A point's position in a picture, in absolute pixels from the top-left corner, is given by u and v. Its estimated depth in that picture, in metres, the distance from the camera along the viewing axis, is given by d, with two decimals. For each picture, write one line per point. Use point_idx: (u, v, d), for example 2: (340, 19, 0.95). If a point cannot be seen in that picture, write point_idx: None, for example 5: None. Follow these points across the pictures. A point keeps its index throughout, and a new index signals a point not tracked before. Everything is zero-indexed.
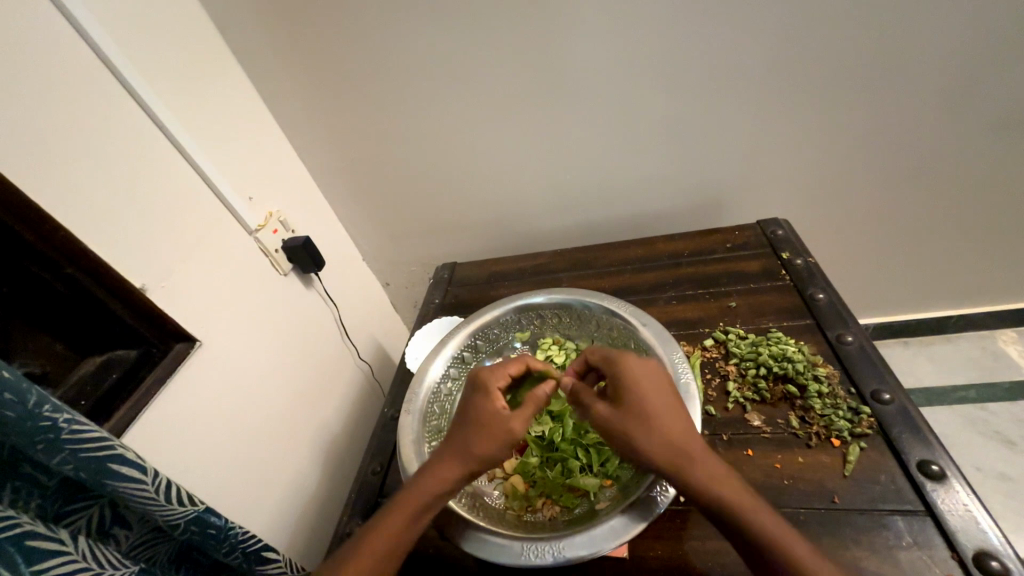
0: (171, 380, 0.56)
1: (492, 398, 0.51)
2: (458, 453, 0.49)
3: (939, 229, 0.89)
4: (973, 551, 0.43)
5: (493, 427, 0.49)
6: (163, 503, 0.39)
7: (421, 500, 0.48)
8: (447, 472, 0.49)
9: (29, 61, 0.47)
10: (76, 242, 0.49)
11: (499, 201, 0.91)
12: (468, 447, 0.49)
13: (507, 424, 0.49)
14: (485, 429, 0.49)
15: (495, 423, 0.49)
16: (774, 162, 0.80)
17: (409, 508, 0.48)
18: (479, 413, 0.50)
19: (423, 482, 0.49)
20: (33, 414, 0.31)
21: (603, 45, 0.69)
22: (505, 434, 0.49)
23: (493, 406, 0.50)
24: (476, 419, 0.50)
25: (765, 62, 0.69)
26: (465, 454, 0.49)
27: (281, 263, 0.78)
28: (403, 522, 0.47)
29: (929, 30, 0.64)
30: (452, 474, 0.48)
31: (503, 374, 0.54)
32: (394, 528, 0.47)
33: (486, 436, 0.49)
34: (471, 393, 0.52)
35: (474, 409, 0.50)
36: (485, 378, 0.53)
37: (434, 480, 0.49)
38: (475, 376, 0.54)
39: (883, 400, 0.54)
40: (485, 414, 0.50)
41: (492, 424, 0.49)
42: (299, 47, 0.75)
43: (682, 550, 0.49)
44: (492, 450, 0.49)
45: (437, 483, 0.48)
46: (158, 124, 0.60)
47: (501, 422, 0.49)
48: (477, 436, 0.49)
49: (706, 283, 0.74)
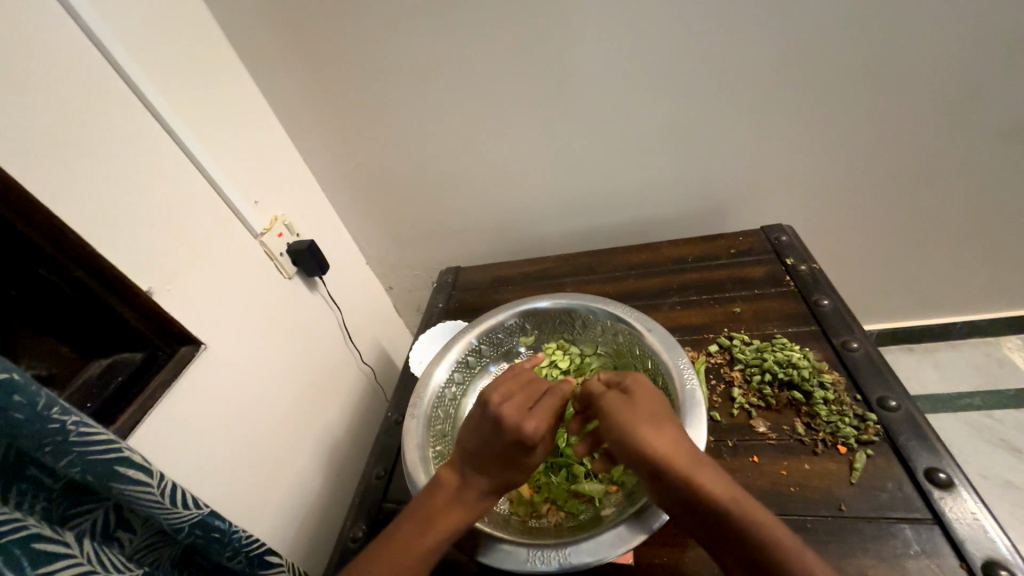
0: (176, 383, 0.56)
1: (533, 446, 0.49)
2: (491, 484, 0.50)
3: (944, 236, 0.89)
4: (982, 560, 0.43)
5: (526, 461, 0.50)
6: (167, 506, 0.39)
7: (453, 528, 0.48)
8: (480, 500, 0.49)
9: (40, 65, 0.48)
10: (83, 245, 0.49)
11: (503, 205, 0.91)
12: (501, 477, 0.50)
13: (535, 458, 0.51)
14: (518, 464, 0.49)
15: (528, 461, 0.50)
16: (778, 168, 0.80)
17: (441, 534, 0.48)
18: (515, 453, 0.49)
19: (456, 511, 0.49)
20: (43, 417, 0.32)
21: (607, 51, 0.70)
22: (533, 462, 0.51)
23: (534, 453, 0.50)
24: (512, 458, 0.49)
25: (769, 68, 0.69)
26: (498, 483, 0.50)
27: (285, 267, 0.78)
28: (437, 548, 0.48)
29: (932, 37, 0.64)
30: (484, 502, 0.50)
31: (544, 416, 0.50)
32: (423, 557, 0.47)
33: (521, 469, 0.50)
34: (497, 432, 0.49)
35: (509, 450, 0.49)
36: (531, 430, 0.48)
37: (470, 510, 0.49)
38: (507, 417, 0.49)
39: (889, 407, 0.54)
40: (523, 458, 0.49)
41: (526, 460, 0.50)
42: (305, 52, 0.76)
43: (686, 558, 0.49)
44: (520, 475, 0.51)
45: (472, 512, 0.49)
46: (165, 128, 0.60)
47: (533, 457, 0.50)
48: (510, 469, 0.50)
49: (711, 289, 0.74)
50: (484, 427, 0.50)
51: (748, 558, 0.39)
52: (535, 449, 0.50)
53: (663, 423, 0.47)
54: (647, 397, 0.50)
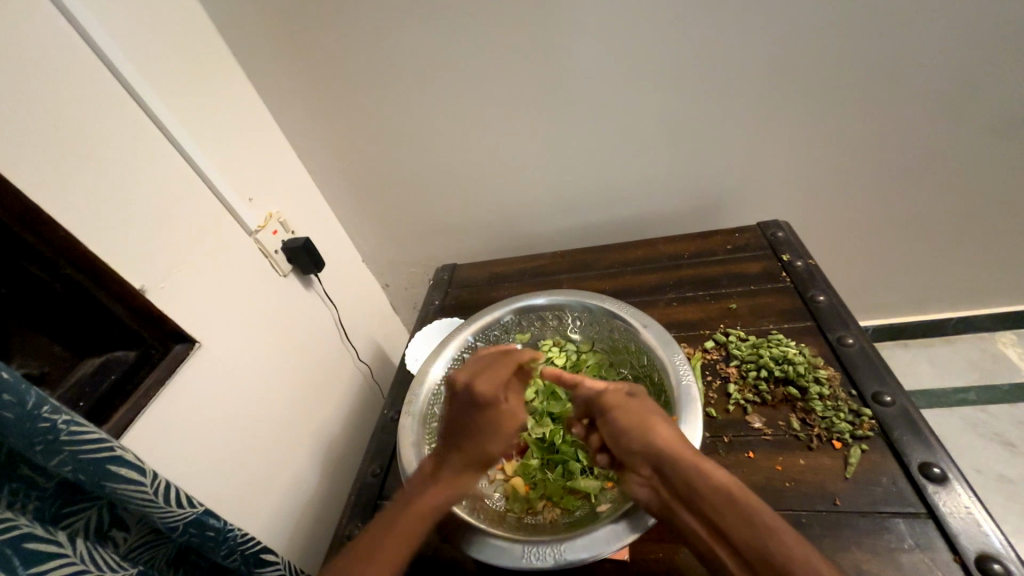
0: (171, 380, 0.56)
1: (488, 405, 0.52)
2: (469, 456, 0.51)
3: (939, 231, 0.89)
4: (975, 554, 0.43)
5: (493, 433, 0.53)
6: (162, 505, 0.39)
7: (433, 508, 0.49)
8: (458, 476, 0.51)
9: (30, 65, 0.47)
10: (75, 243, 0.49)
11: (499, 202, 0.91)
12: (475, 452, 0.52)
13: (501, 428, 0.53)
14: (485, 433, 0.52)
15: (492, 431, 0.53)
16: (774, 164, 0.80)
17: (419, 513, 0.48)
18: (475, 419, 0.52)
19: (433, 491, 0.50)
20: (33, 416, 0.31)
21: (602, 46, 0.69)
22: (503, 436, 0.53)
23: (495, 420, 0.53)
24: (478, 427, 0.52)
25: (765, 64, 0.69)
26: (474, 459, 0.51)
27: (280, 264, 0.78)
28: (417, 529, 0.48)
29: (928, 33, 0.64)
30: (463, 480, 0.51)
31: (499, 379, 0.54)
32: (404, 540, 0.47)
33: (492, 442, 0.53)
34: (461, 400, 0.52)
35: (474, 416, 0.52)
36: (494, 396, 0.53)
37: (451, 488, 0.50)
38: (459, 379, 0.54)
39: (884, 402, 0.54)
40: (486, 423, 0.53)
41: (490, 429, 0.53)
42: (299, 47, 0.75)
43: (681, 553, 0.49)
44: (494, 450, 0.53)
45: (450, 489, 0.50)
46: (157, 125, 0.60)
47: (497, 427, 0.53)
48: (481, 441, 0.52)
49: (706, 286, 0.74)
50: (452, 400, 0.54)
51: (750, 549, 0.39)
52: (492, 415, 0.53)
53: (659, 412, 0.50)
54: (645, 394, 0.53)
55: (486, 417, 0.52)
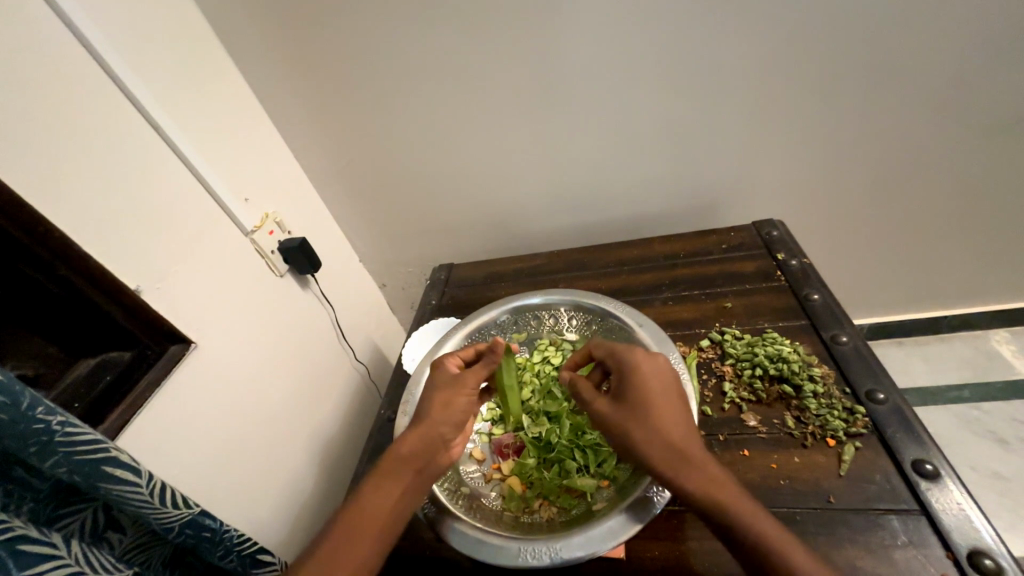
0: (166, 380, 0.55)
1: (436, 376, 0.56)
2: (418, 423, 0.50)
3: (933, 230, 0.89)
4: (968, 550, 0.43)
5: (445, 396, 0.52)
6: (157, 506, 0.39)
7: (390, 474, 0.47)
8: (415, 439, 0.49)
9: (24, 64, 0.47)
10: (71, 245, 0.49)
11: (496, 203, 0.91)
12: (429, 416, 0.51)
13: (455, 391, 0.53)
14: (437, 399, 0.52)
15: (445, 395, 0.53)
16: (769, 164, 0.81)
17: (378, 483, 0.46)
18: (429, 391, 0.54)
19: (391, 458, 0.48)
20: (27, 417, 0.31)
21: (597, 47, 0.70)
22: (456, 397, 0.53)
23: (449, 384, 0.54)
24: (432, 394, 0.53)
25: (759, 65, 0.69)
26: (427, 422, 0.50)
27: (277, 265, 0.77)
28: (379, 499, 0.45)
29: (920, 32, 0.65)
30: (420, 444, 0.49)
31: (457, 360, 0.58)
32: (364, 511, 0.44)
33: (445, 403, 0.52)
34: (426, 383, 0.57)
35: (429, 390, 0.54)
36: (439, 376, 0.56)
37: (407, 451, 0.48)
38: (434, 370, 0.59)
39: (877, 399, 0.55)
40: (439, 388, 0.54)
41: (441, 395, 0.53)
42: (296, 49, 0.75)
43: (679, 550, 0.49)
44: (450, 412, 0.51)
45: (409, 454, 0.48)
46: (152, 125, 0.60)
47: (449, 389, 0.53)
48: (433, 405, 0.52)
49: (702, 284, 0.74)
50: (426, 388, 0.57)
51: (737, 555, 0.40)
52: (442, 382, 0.54)
53: (638, 425, 0.46)
54: (650, 389, 0.48)
55: (441, 383, 0.54)
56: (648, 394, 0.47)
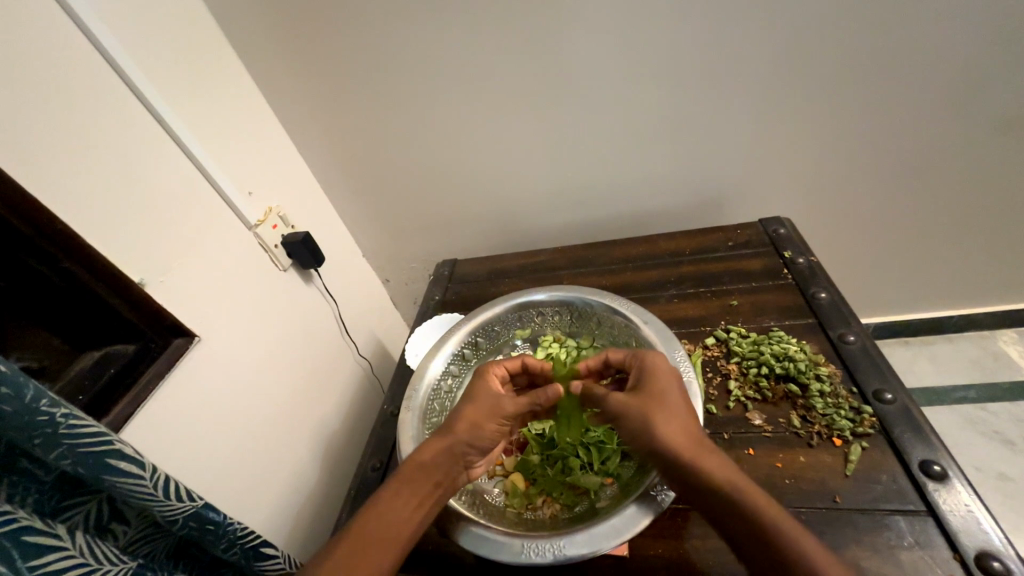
0: (170, 374, 0.56)
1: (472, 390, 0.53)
2: (443, 436, 0.49)
3: (942, 228, 0.88)
4: (975, 552, 0.43)
5: (475, 415, 0.50)
6: (162, 499, 0.39)
7: (408, 488, 0.47)
8: (438, 455, 0.48)
9: (27, 56, 0.47)
10: (75, 236, 0.49)
11: (499, 198, 0.91)
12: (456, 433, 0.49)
13: (485, 412, 0.51)
14: (466, 415, 0.50)
15: (473, 413, 0.51)
16: (776, 161, 0.80)
17: (395, 495, 0.46)
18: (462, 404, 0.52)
19: (411, 471, 0.47)
20: (32, 409, 0.31)
21: (603, 42, 0.69)
22: (486, 421, 0.50)
23: (481, 403, 0.51)
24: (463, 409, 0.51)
25: (767, 61, 0.68)
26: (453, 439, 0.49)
27: (280, 259, 0.77)
28: (393, 511, 0.45)
29: (932, 29, 0.64)
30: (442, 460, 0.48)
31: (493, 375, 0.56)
32: (378, 520, 0.44)
33: (474, 424, 0.50)
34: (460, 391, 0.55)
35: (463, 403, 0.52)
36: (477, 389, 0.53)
37: (428, 467, 0.48)
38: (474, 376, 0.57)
39: (885, 400, 0.54)
40: (471, 405, 0.51)
41: (472, 411, 0.51)
42: (300, 43, 0.74)
43: (683, 549, 0.49)
44: (475, 433, 0.49)
45: (429, 469, 0.48)
46: (156, 118, 0.59)
47: (484, 410, 0.51)
48: (461, 421, 0.50)
49: (708, 282, 0.74)
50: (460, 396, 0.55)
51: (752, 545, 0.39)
52: (477, 400, 0.52)
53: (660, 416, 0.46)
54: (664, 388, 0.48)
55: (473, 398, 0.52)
56: (665, 390, 0.48)
